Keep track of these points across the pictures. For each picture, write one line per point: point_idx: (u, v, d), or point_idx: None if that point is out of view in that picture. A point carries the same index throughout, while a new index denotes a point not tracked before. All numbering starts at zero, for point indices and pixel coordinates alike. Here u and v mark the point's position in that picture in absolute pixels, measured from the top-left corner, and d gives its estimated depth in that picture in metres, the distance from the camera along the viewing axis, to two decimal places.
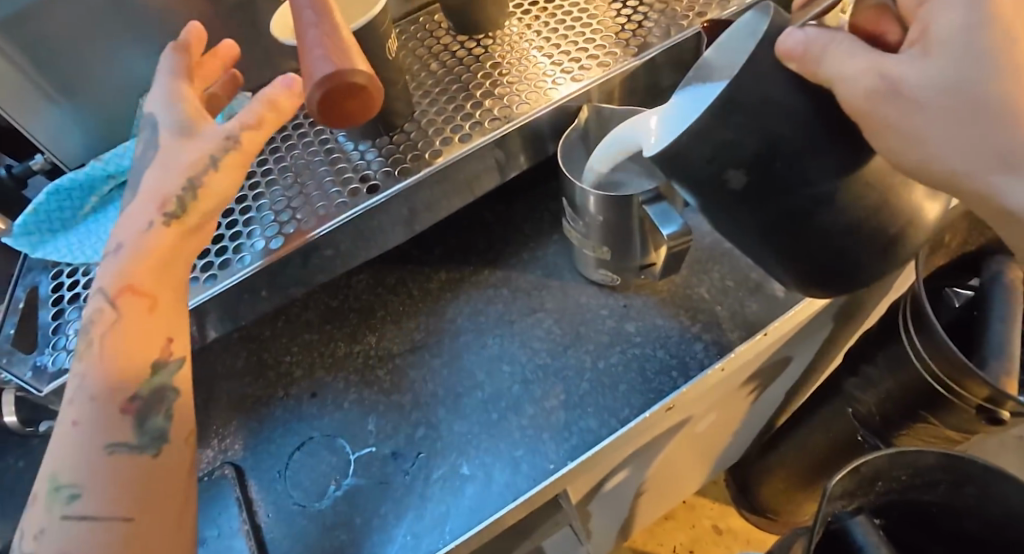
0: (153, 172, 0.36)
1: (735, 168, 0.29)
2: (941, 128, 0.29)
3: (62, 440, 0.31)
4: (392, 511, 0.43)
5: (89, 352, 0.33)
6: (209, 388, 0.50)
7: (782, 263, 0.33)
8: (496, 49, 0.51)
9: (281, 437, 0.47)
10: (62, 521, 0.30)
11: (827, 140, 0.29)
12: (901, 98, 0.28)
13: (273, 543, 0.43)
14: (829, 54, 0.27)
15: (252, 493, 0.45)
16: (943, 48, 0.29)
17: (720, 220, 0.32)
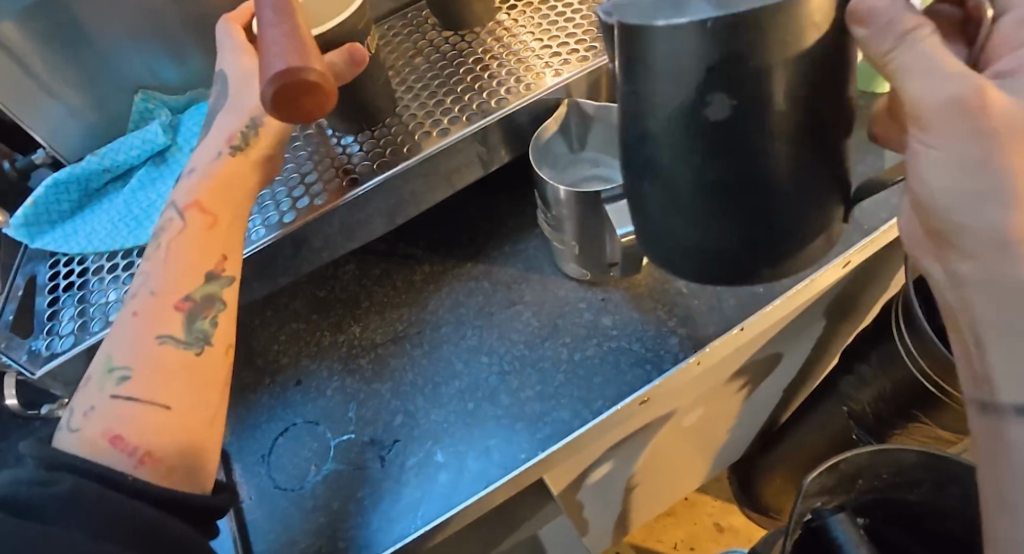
0: (223, 116, 0.42)
1: (721, 95, 0.24)
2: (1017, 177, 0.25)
3: (121, 324, 0.37)
4: (368, 494, 0.44)
5: (158, 254, 0.38)
6: None
7: (683, 230, 0.29)
8: (480, 45, 0.52)
9: (266, 422, 0.49)
10: (111, 397, 0.34)
11: (820, 113, 0.26)
12: (990, 108, 0.24)
13: (254, 525, 0.45)
14: (915, 43, 0.25)
15: (236, 475, 0.47)
16: None
17: (652, 154, 0.27)
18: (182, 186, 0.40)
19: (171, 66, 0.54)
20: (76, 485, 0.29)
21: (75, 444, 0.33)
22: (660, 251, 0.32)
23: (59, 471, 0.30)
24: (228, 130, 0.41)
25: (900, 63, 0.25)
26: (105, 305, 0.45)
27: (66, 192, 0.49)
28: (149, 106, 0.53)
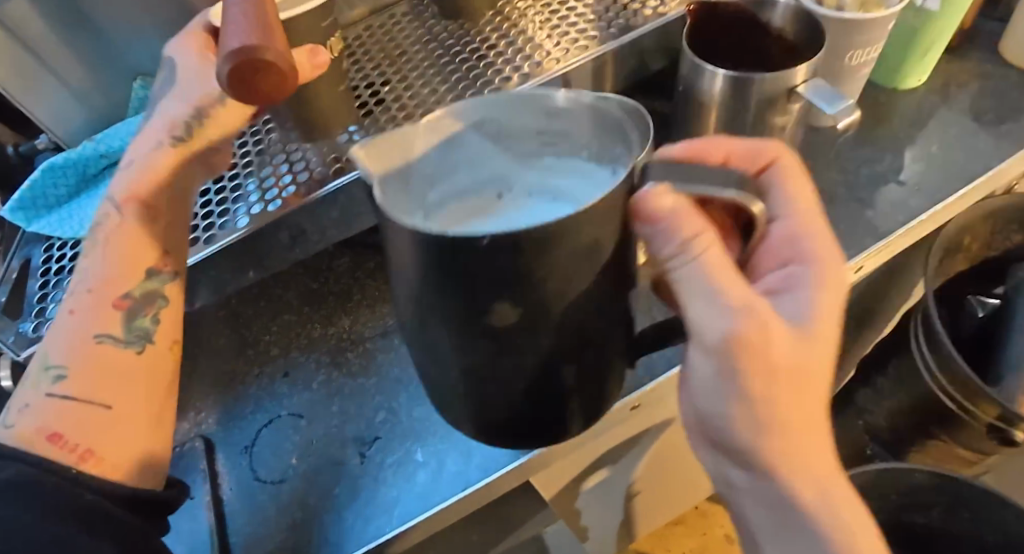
0: (163, 107, 0.41)
1: (501, 304, 0.24)
2: (776, 405, 0.29)
3: (56, 323, 0.35)
4: (345, 491, 0.43)
5: (95, 250, 0.37)
6: (191, 363, 0.52)
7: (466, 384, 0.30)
8: (479, 35, 0.51)
9: (252, 413, 0.48)
10: (45, 396, 0.33)
11: (604, 306, 0.27)
12: (758, 344, 0.28)
13: (232, 517, 0.44)
14: (699, 262, 0.27)
15: (218, 466, 0.46)
16: (800, 340, 0.29)
17: (434, 333, 0.28)
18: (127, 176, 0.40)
19: None
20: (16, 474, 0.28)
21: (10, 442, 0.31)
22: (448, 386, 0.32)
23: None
24: (169, 121, 0.41)
25: (681, 274, 0.27)
26: None
27: (64, 177, 0.49)
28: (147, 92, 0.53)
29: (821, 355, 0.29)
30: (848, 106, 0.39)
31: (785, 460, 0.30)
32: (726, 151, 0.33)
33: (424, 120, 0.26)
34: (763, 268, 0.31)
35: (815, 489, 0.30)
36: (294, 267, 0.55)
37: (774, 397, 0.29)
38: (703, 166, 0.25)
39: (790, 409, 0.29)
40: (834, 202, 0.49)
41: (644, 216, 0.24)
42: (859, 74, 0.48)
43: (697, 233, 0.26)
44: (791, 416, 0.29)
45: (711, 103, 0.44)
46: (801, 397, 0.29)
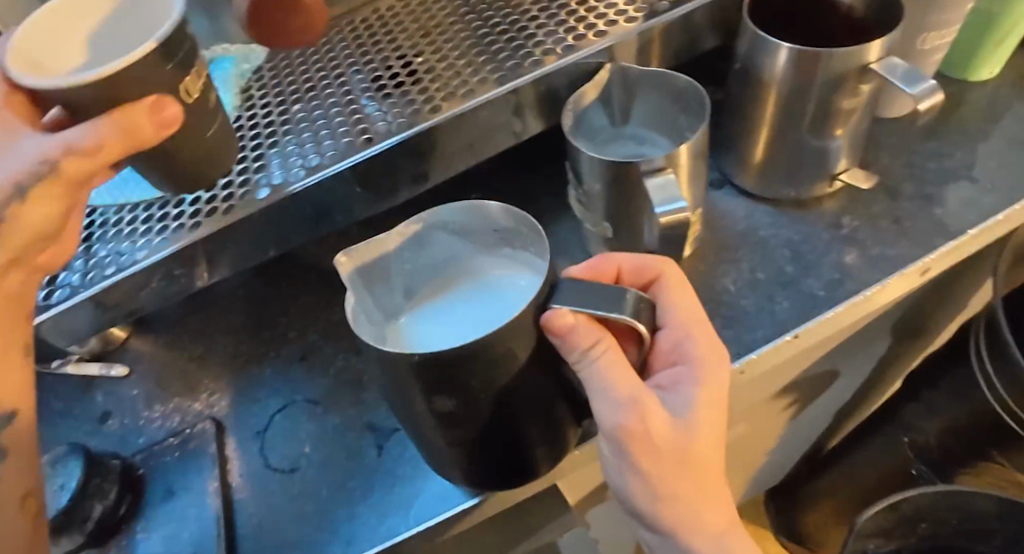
0: None
1: (444, 397, 0.28)
2: (672, 488, 0.32)
3: None
4: (358, 485, 0.40)
5: None
6: (207, 342, 0.51)
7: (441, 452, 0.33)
8: (519, 5, 0.48)
9: (266, 398, 0.46)
10: None
11: (541, 395, 0.30)
12: (644, 437, 0.30)
13: (240, 505, 0.42)
14: (590, 374, 0.29)
15: (229, 451, 0.44)
16: (691, 433, 0.31)
17: (400, 413, 0.31)
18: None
19: (201, 21, 0.52)
20: None
21: None
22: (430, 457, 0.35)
23: None
24: None
25: (586, 374, 0.29)
26: (105, 259, 0.43)
27: None
28: None
29: (712, 442, 0.32)
30: (931, 87, 0.37)
31: (680, 529, 0.34)
32: (617, 266, 0.35)
33: (393, 231, 0.33)
34: (657, 366, 0.34)
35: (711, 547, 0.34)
36: (315, 246, 0.53)
37: (666, 477, 0.32)
38: (604, 286, 0.28)
39: (684, 490, 0.32)
40: (898, 198, 0.45)
41: (554, 332, 0.27)
42: (933, 60, 0.45)
43: (597, 341, 0.28)
44: (684, 493, 0.33)
45: (770, 84, 0.41)
46: (695, 480, 0.32)
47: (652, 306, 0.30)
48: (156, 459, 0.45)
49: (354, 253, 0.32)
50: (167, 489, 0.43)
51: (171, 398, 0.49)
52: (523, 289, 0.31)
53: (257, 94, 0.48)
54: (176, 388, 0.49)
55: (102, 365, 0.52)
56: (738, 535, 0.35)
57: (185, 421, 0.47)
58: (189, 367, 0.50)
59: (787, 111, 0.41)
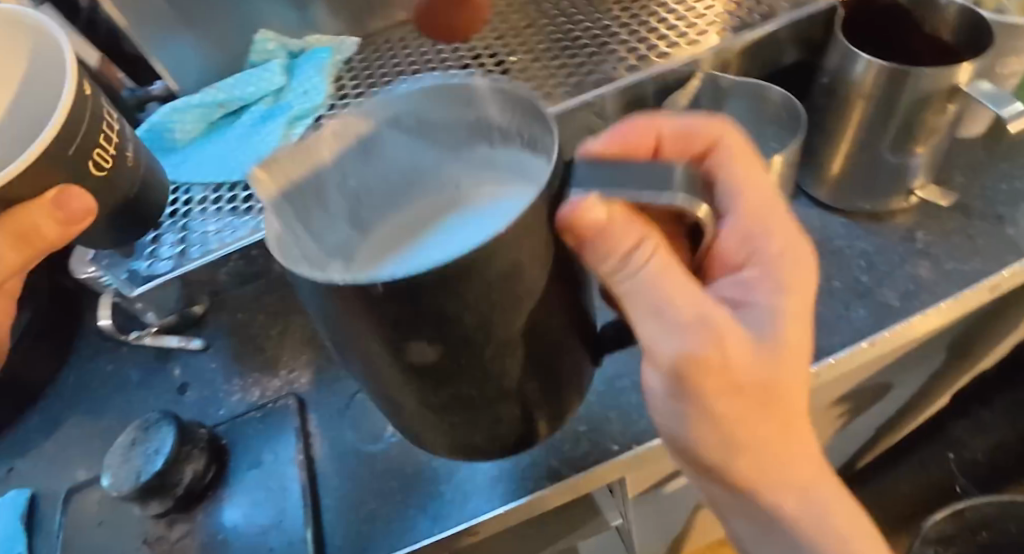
0: None
1: (419, 343, 0.23)
2: (740, 422, 0.31)
3: None
4: (443, 464, 0.42)
5: None
6: (285, 321, 0.52)
7: (417, 412, 0.29)
8: (603, 17, 0.51)
9: (347, 377, 0.48)
10: None
11: (558, 321, 0.26)
12: (716, 365, 0.28)
13: (324, 478, 0.43)
14: (640, 282, 0.26)
15: (311, 426, 0.46)
16: (765, 353, 0.29)
17: (364, 365, 0.27)
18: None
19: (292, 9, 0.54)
20: None
21: None
22: (410, 418, 0.31)
23: None
24: None
25: (629, 285, 0.27)
26: (206, 236, 0.44)
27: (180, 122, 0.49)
28: (268, 46, 0.53)
29: (789, 375, 0.30)
30: (1015, 109, 0.39)
31: (746, 467, 0.32)
32: (658, 135, 0.31)
33: (327, 129, 0.26)
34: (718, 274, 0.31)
35: (785, 481, 0.33)
36: None
37: (734, 410, 0.30)
38: (639, 164, 0.23)
39: (756, 425, 0.31)
40: (970, 216, 0.47)
41: (577, 230, 0.22)
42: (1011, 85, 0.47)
43: (639, 240, 0.25)
44: (755, 424, 0.31)
45: (858, 97, 0.42)
46: (767, 416, 0.31)
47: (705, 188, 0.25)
48: (240, 429, 0.46)
49: (273, 166, 0.24)
50: (253, 460, 0.45)
51: (251, 373, 0.50)
52: (504, 198, 0.25)
53: (349, 86, 0.50)
54: (255, 364, 0.51)
55: (179, 339, 0.54)
56: (814, 476, 0.34)
57: (266, 395, 0.49)
58: (267, 344, 0.51)
59: (872, 128, 0.43)
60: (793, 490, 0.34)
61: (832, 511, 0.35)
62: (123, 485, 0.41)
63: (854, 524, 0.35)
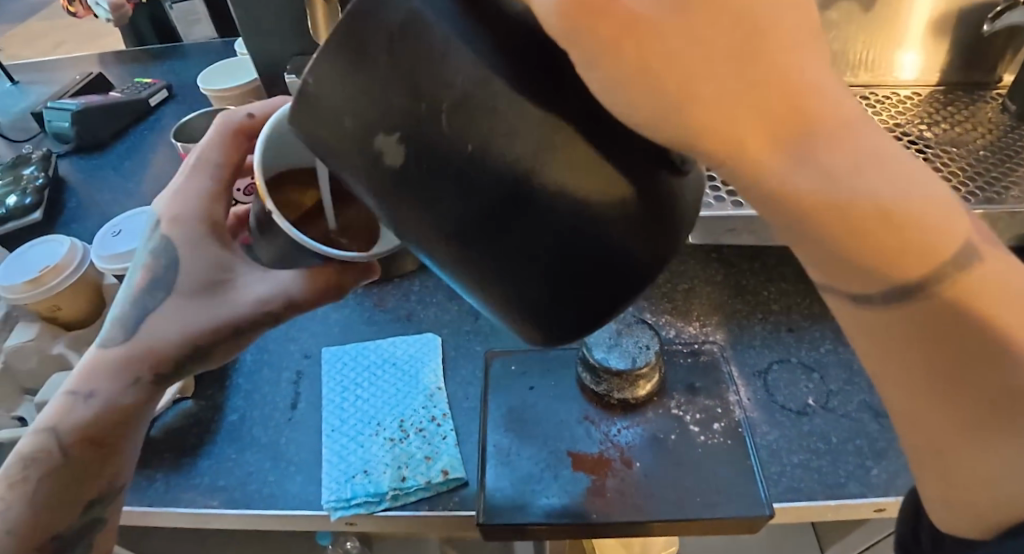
0: (205, 256, 0.39)
1: (388, 138, 0.24)
2: (875, 258, 0.23)
3: (120, 393, 0.39)
4: (866, 445, 0.49)
5: (173, 367, 0.39)
6: (688, 283, 0.61)
7: (499, 275, 0.26)
8: (993, 145, 0.61)
9: (761, 345, 0.56)
10: (95, 413, 0.39)
11: (572, 170, 0.24)
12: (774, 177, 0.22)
13: (752, 419, 0.51)
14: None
15: (734, 373, 0.54)
16: (872, 152, 0.22)
17: (415, 213, 0.26)
18: (133, 314, 0.39)
19: None
20: (92, 417, 0.39)
21: (66, 424, 0.38)
22: (492, 285, 0.27)
23: (88, 400, 0.39)
24: (152, 357, 0.39)
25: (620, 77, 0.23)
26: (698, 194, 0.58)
27: None
28: None
29: (783, 52, 0.21)
30: None
31: (716, 145, 0.22)
32: None
33: None
34: None
35: None
36: (785, 250, 0.64)
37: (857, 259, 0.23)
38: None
39: (696, 85, 0.21)
40: None
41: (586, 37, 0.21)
42: None
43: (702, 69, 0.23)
44: (902, 251, 0.22)
45: None
46: (735, 75, 0.21)
47: (789, 12, 0.22)
48: (670, 358, 0.54)
49: None
50: (687, 385, 0.52)
51: (664, 315, 0.58)
52: None
53: None
54: (664, 308, 0.59)
55: None
56: (841, 124, 0.22)
57: (684, 335, 0.57)
58: (675, 295, 0.60)
59: None
60: (825, 198, 0.22)
61: (871, 195, 0.22)
62: (615, 364, 0.49)
63: (927, 185, 0.23)
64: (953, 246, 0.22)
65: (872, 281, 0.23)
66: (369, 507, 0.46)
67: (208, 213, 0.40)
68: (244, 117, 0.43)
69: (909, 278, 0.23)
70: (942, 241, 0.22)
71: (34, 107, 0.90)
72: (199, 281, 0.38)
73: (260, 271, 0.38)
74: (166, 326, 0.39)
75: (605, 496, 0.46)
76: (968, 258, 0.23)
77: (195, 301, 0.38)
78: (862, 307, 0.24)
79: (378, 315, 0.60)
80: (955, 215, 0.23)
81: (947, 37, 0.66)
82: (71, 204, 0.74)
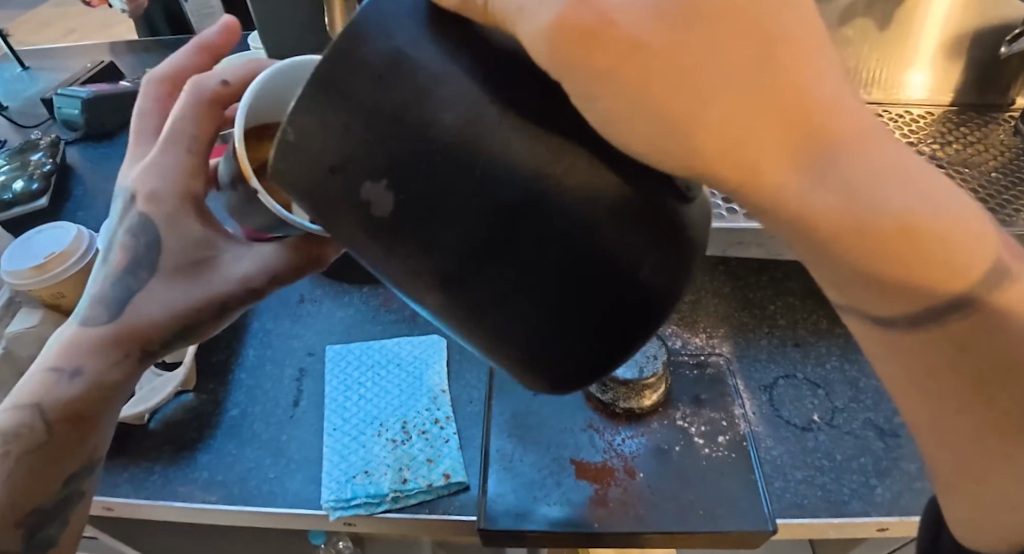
0: (187, 232, 0.38)
1: (375, 182, 0.23)
2: (895, 275, 0.23)
3: (103, 370, 0.38)
4: (870, 463, 0.49)
5: (161, 342, 0.39)
6: (695, 293, 0.61)
7: (500, 316, 0.24)
8: (1003, 166, 0.61)
9: (767, 360, 0.56)
10: (79, 389, 0.38)
11: (579, 195, 0.23)
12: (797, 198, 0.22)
13: (756, 434, 0.51)
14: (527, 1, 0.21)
15: (740, 386, 0.53)
16: (892, 168, 0.22)
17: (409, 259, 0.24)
18: (113, 294, 0.38)
19: None
20: (76, 394, 0.38)
21: (47, 401, 0.38)
22: (490, 328, 0.25)
23: (70, 377, 0.38)
24: (137, 334, 0.38)
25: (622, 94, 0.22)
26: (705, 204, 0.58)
27: None
28: None
29: (800, 73, 0.21)
30: None
31: (737, 167, 0.22)
32: None
33: None
34: None
35: None
36: (793, 265, 0.63)
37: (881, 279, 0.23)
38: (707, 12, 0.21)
39: (710, 105, 0.21)
40: None
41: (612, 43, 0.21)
42: None
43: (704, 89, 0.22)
44: (929, 269, 0.23)
45: None
46: (748, 104, 0.21)
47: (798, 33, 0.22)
48: (676, 369, 0.54)
49: None
50: (692, 397, 0.52)
51: (670, 325, 0.58)
52: None
53: None
54: (670, 318, 0.59)
55: None
56: (859, 141, 0.22)
57: (691, 346, 0.56)
58: (681, 306, 0.60)
59: None
60: (849, 217, 0.22)
61: (893, 211, 0.22)
62: (622, 374, 0.49)
63: (946, 197, 0.23)
64: (979, 265, 0.23)
65: (901, 302, 0.24)
66: (369, 508, 0.46)
67: (187, 188, 0.38)
68: (216, 84, 0.38)
69: (937, 298, 0.23)
70: (969, 260, 0.23)
71: (44, 93, 0.89)
72: (182, 260, 0.38)
73: (243, 245, 0.38)
74: (150, 302, 0.38)
75: (608, 505, 0.45)
76: (996, 279, 0.24)
77: (180, 279, 0.38)
78: (894, 333, 0.25)
79: (382, 315, 0.59)
80: (980, 228, 0.23)
81: (961, 58, 0.66)
82: (78, 191, 0.73)
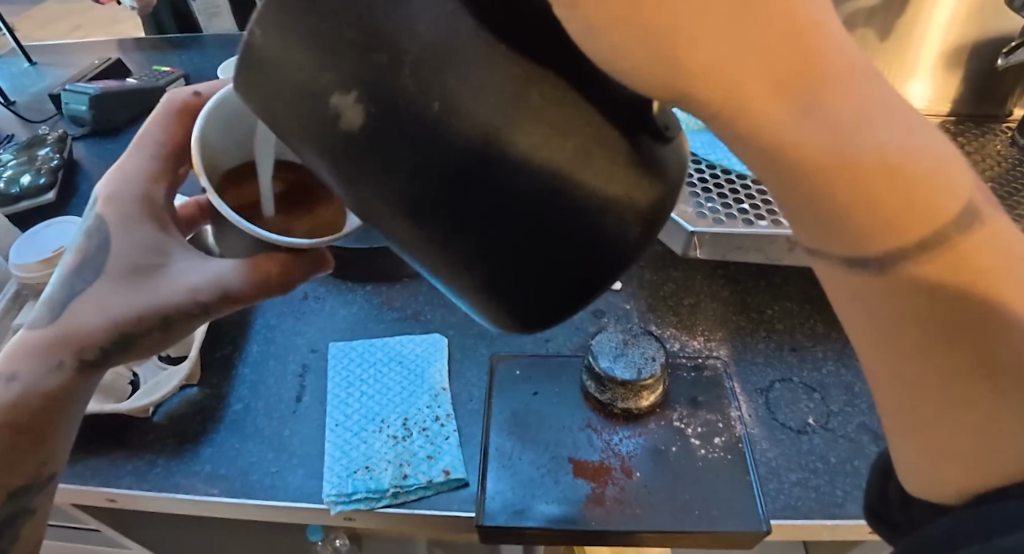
0: (136, 239, 0.39)
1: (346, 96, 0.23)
2: (865, 221, 0.22)
3: (42, 378, 0.39)
4: (863, 465, 0.49)
5: (100, 351, 0.39)
6: (694, 297, 0.62)
7: (474, 270, 0.25)
8: (1000, 176, 0.61)
9: (763, 363, 0.56)
10: (15, 397, 0.38)
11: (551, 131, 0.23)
12: (769, 127, 0.21)
13: (751, 435, 0.51)
14: None
15: (736, 388, 0.54)
16: (875, 103, 0.21)
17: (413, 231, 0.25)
18: (61, 296, 0.39)
19: None
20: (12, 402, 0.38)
21: None
22: (477, 285, 0.26)
23: (10, 383, 0.38)
24: (79, 341, 0.39)
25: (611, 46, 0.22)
26: (707, 208, 0.58)
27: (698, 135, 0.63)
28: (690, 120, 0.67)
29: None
30: None
31: (718, 94, 0.21)
32: None
33: None
34: None
35: None
36: (791, 271, 0.64)
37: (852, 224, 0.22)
38: None
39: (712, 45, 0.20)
40: None
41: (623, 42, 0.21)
42: None
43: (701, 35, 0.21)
44: (900, 214, 0.21)
45: None
46: (743, 30, 0.20)
47: None
48: (674, 371, 0.54)
49: None
50: (689, 398, 0.53)
51: (668, 327, 0.59)
52: None
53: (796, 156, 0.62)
54: (669, 321, 0.59)
55: None
56: (846, 73, 0.21)
57: (688, 348, 0.57)
58: (680, 309, 0.60)
59: None
60: (823, 157, 0.21)
61: (870, 150, 0.21)
62: (620, 374, 0.49)
63: (932, 141, 0.22)
64: (958, 207, 0.22)
65: (872, 243, 0.22)
66: (369, 503, 0.47)
67: (144, 193, 0.41)
68: (189, 95, 0.44)
69: (910, 239, 0.22)
70: (945, 202, 0.21)
71: (51, 89, 0.90)
72: (130, 266, 0.39)
73: (193, 258, 0.39)
74: (94, 309, 0.39)
75: (604, 503, 0.46)
76: (976, 219, 0.22)
77: (125, 285, 0.38)
78: (880, 300, 0.23)
79: (384, 313, 0.60)
80: (958, 168, 0.22)
81: (959, 69, 0.67)
82: (84, 186, 0.74)
